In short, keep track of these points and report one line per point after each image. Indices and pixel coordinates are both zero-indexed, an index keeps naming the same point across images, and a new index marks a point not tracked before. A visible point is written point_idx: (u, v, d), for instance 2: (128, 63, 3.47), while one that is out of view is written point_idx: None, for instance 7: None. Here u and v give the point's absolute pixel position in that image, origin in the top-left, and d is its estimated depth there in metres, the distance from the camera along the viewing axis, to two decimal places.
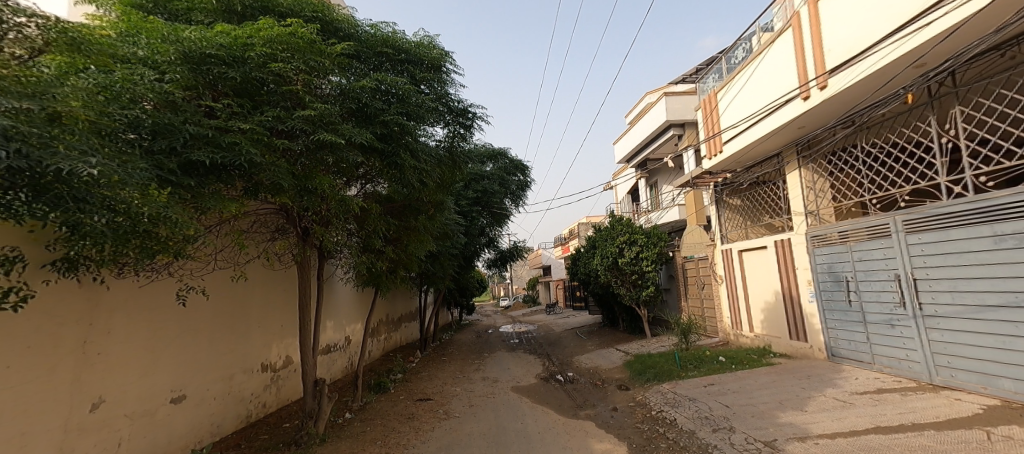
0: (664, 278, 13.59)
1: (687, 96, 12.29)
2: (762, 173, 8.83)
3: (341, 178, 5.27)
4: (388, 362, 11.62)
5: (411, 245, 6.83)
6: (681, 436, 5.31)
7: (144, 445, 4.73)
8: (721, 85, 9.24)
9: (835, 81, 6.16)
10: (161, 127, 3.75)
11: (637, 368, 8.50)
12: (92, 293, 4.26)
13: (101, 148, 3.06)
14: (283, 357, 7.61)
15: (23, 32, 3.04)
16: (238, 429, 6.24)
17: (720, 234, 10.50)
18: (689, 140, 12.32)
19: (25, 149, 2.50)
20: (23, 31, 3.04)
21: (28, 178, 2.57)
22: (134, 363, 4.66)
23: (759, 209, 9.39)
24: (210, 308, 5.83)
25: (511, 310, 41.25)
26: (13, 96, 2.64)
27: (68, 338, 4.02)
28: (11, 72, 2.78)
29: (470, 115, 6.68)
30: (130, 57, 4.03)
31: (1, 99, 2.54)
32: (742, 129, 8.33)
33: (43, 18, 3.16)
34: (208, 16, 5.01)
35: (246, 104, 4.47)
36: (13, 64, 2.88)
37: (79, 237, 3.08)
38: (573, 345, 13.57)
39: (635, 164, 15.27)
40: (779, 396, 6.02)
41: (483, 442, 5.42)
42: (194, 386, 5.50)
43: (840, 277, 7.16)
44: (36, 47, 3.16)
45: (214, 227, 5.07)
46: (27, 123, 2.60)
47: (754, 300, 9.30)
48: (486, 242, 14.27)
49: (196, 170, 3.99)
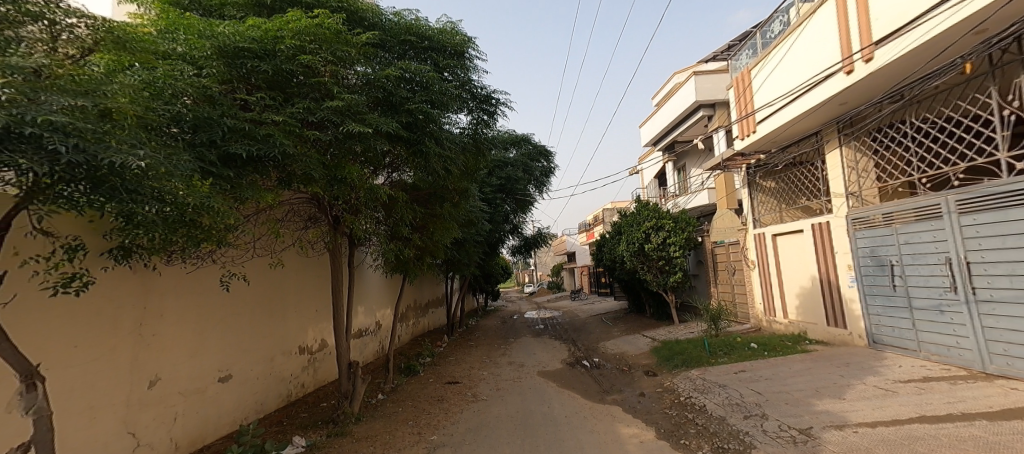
0: (693, 263, 13.29)
1: (718, 75, 11.81)
2: (799, 153, 8.42)
3: (368, 167, 5.40)
4: (416, 347, 11.93)
5: (437, 233, 6.88)
6: (711, 422, 5.26)
7: (196, 419, 5.10)
8: (755, 62, 8.81)
9: (881, 54, 5.79)
10: (201, 121, 3.97)
11: (665, 354, 8.42)
12: (144, 279, 4.56)
13: (149, 142, 3.22)
14: (318, 340, 7.97)
15: (74, 32, 3.25)
16: (280, 407, 6.61)
17: (753, 218, 10.13)
18: (719, 121, 11.83)
19: (82, 143, 2.59)
20: (74, 31, 3.26)
21: (85, 172, 2.66)
22: (183, 344, 4.98)
23: (796, 192, 8.99)
24: (250, 294, 6.16)
25: (538, 296, 41.33)
26: (69, 95, 2.79)
27: (126, 321, 4.34)
28: (66, 72, 2.93)
29: (494, 101, 6.62)
30: (170, 53, 4.23)
31: (57, 97, 2.68)
32: (777, 107, 7.97)
33: (90, 19, 3.41)
34: (240, 11, 5.18)
35: (278, 97, 4.64)
36: (67, 64, 3.06)
37: (133, 226, 3.29)
38: (599, 331, 13.51)
39: (662, 147, 14.85)
40: (815, 384, 5.86)
41: (510, 425, 5.54)
42: (239, 367, 5.84)
43: (884, 261, 6.80)
44: (87, 47, 3.34)
45: (252, 217, 5.27)
46: (82, 119, 2.73)
47: (789, 286, 8.99)
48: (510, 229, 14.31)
49: (235, 162, 4.20)
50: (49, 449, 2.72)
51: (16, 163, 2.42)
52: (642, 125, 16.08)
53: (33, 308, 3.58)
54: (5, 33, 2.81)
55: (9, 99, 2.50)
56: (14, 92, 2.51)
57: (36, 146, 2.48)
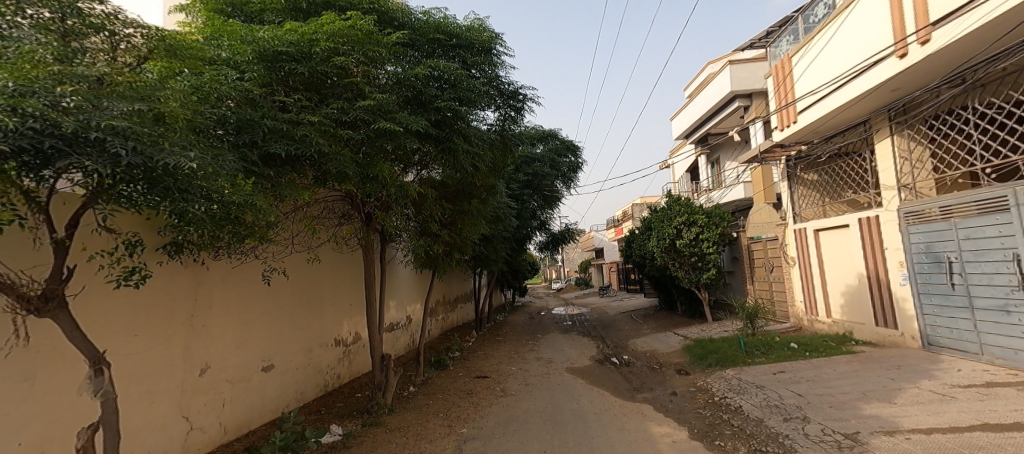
0: (728, 260, 12.88)
1: (755, 63, 11.30)
2: (844, 143, 7.96)
3: (398, 164, 5.52)
4: (445, 341, 12.13)
5: (465, 229, 6.94)
6: (748, 424, 5.09)
7: (243, 405, 5.41)
8: (796, 48, 8.38)
9: (939, 35, 5.38)
10: (244, 122, 4.16)
11: (698, 353, 8.20)
12: (194, 273, 4.85)
13: (198, 144, 3.39)
14: (353, 333, 8.24)
15: (130, 42, 3.43)
16: (318, 396, 6.90)
17: (793, 212, 9.68)
18: (755, 112, 11.35)
19: (139, 146, 2.72)
20: (131, 41, 3.43)
21: (143, 173, 2.82)
22: (230, 334, 5.28)
23: (841, 185, 8.51)
24: (290, 288, 6.44)
25: (568, 292, 41.13)
26: (127, 100, 2.97)
27: (179, 312, 4.63)
28: (123, 78, 3.10)
29: (522, 97, 6.60)
30: (216, 59, 4.39)
31: (116, 104, 2.84)
32: (821, 96, 7.56)
33: (145, 28, 3.54)
34: (279, 16, 5.37)
35: (313, 98, 4.81)
36: (123, 71, 3.23)
37: (185, 223, 3.47)
38: (628, 328, 13.30)
39: (695, 140, 14.40)
40: (862, 387, 5.56)
41: (539, 420, 5.56)
42: (280, 357, 6.13)
43: (940, 258, 6.35)
44: (142, 55, 3.52)
45: (290, 214, 5.49)
46: (139, 123, 2.89)
47: (833, 284, 8.53)
48: (538, 226, 14.30)
49: (275, 161, 4.41)
50: (116, 429, 2.94)
51: (83, 165, 2.55)
52: (674, 117, 15.62)
53: (99, 299, 3.87)
54: (72, 45, 3.09)
55: (76, 106, 2.65)
56: (79, 99, 2.66)
57: (99, 149, 2.61)
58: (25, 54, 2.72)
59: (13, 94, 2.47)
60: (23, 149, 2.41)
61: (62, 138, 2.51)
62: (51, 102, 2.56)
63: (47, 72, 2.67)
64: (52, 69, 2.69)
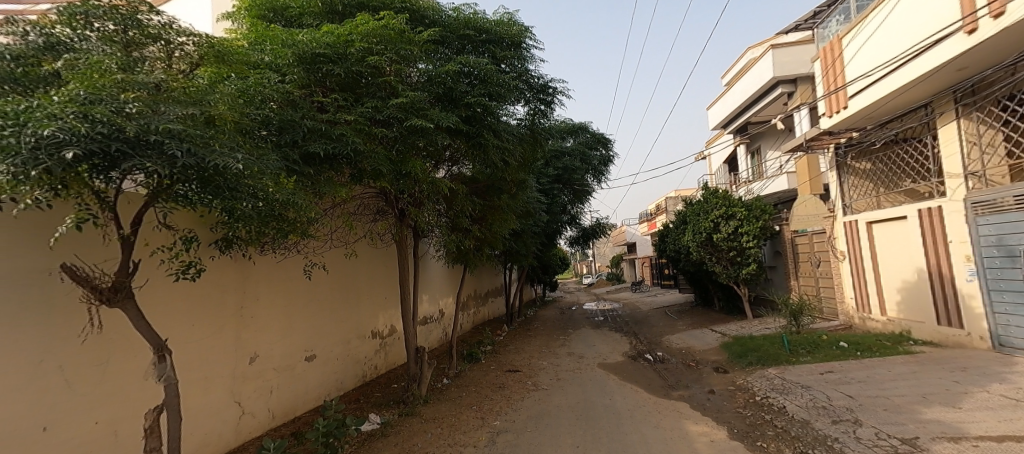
0: (769, 254, 12.31)
1: (800, 46, 10.58)
2: (902, 128, 7.40)
3: (430, 161, 5.61)
4: (477, 335, 12.28)
5: (496, 224, 6.99)
6: (793, 425, 4.86)
7: (289, 392, 5.69)
8: (847, 28, 7.84)
9: (1015, 6, 4.88)
10: (286, 123, 4.33)
11: (737, 351, 7.91)
12: (243, 267, 5.13)
13: (244, 145, 3.55)
14: (388, 326, 8.48)
15: (184, 50, 3.63)
16: (357, 386, 7.16)
17: (841, 204, 9.09)
18: (801, 98, 10.75)
19: (193, 148, 2.84)
20: (184, 49, 3.63)
21: (197, 173, 2.96)
22: (276, 325, 5.56)
23: (898, 173, 7.93)
24: (329, 282, 6.71)
25: (600, 287, 40.71)
26: (182, 105, 3.13)
27: (230, 303, 4.92)
28: (178, 85, 3.27)
29: (551, 90, 6.54)
30: (259, 63, 4.65)
31: (172, 108, 2.98)
32: (874, 78, 7.05)
33: (197, 36, 3.73)
34: (317, 19, 5.51)
35: (349, 97, 4.94)
36: (178, 77, 3.40)
37: (234, 220, 3.66)
38: (662, 324, 12.99)
39: (732, 130, 13.81)
40: (921, 389, 5.19)
41: (571, 415, 5.53)
42: (321, 347, 6.40)
43: (1014, 252, 5.80)
44: (194, 62, 3.73)
45: (328, 210, 5.68)
46: (192, 127, 3.03)
47: (888, 279, 7.98)
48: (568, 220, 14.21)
49: (314, 160, 4.58)
50: (177, 411, 3.16)
51: (145, 167, 2.67)
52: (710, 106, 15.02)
53: (160, 292, 4.15)
54: (133, 54, 3.35)
55: (137, 111, 2.75)
56: (141, 105, 2.76)
57: (158, 152, 2.73)
58: (94, 65, 2.91)
59: (84, 102, 2.61)
60: (93, 153, 2.54)
61: (126, 141, 2.63)
62: (116, 108, 2.67)
63: (112, 80, 2.84)
64: (117, 78, 2.84)
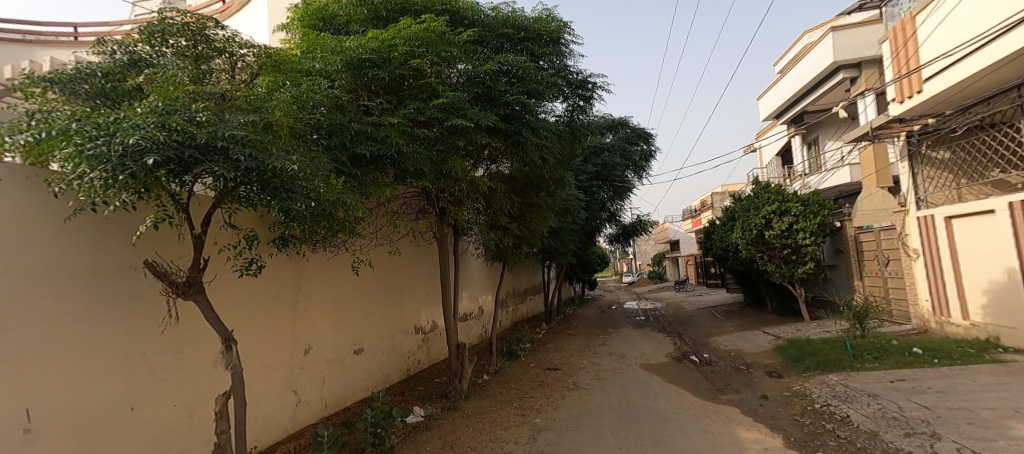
0: (828, 252, 11.48)
1: (865, 27, 9.77)
2: (989, 113, 6.62)
3: (469, 159, 5.66)
4: (517, 332, 12.34)
5: (534, 222, 6.98)
6: (858, 436, 4.49)
7: (339, 383, 5.96)
8: (921, 5, 7.12)
9: None
10: (335, 127, 4.53)
11: (793, 355, 7.42)
12: (298, 265, 5.42)
13: (298, 148, 3.73)
14: (431, 322, 8.68)
15: (244, 61, 3.88)
16: (402, 379, 7.39)
17: (914, 198, 8.23)
18: (866, 84, 9.91)
19: (255, 153, 3.00)
20: (244, 60, 3.88)
21: (259, 176, 3.10)
22: (328, 318, 5.85)
23: (985, 162, 7.11)
24: (376, 278, 6.97)
25: (643, 285, 39.78)
26: (244, 112, 3.32)
27: (287, 298, 5.22)
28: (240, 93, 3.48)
29: (590, 85, 6.42)
30: (313, 70, 4.82)
31: (236, 116, 3.16)
32: (954, 59, 6.37)
33: (257, 47, 3.96)
34: (362, 26, 5.67)
35: (393, 100, 5.07)
36: (240, 86, 3.62)
37: (290, 220, 3.83)
38: (709, 325, 12.46)
39: (787, 121, 12.99)
40: (1013, 403, 4.63)
41: (613, 415, 5.41)
42: (368, 341, 6.66)
43: None
44: (253, 72, 3.96)
45: (374, 209, 5.87)
46: (254, 132, 3.21)
47: (972, 280, 7.18)
48: (609, 217, 13.94)
49: (361, 161, 4.74)
50: (242, 396, 3.38)
51: (214, 170, 2.84)
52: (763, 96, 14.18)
53: (228, 287, 4.46)
54: (202, 67, 3.60)
55: (206, 119, 2.95)
56: (209, 114, 2.97)
57: (224, 156, 2.90)
58: (169, 78, 3.15)
59: (162, 112, 2.83)
60: (169, 159, 2.73)
61: (198, 148, 2.81)
62: (188, 117, 2.88)
63: (185, 91, 3.06)
64: (188, 89, 3.06)
